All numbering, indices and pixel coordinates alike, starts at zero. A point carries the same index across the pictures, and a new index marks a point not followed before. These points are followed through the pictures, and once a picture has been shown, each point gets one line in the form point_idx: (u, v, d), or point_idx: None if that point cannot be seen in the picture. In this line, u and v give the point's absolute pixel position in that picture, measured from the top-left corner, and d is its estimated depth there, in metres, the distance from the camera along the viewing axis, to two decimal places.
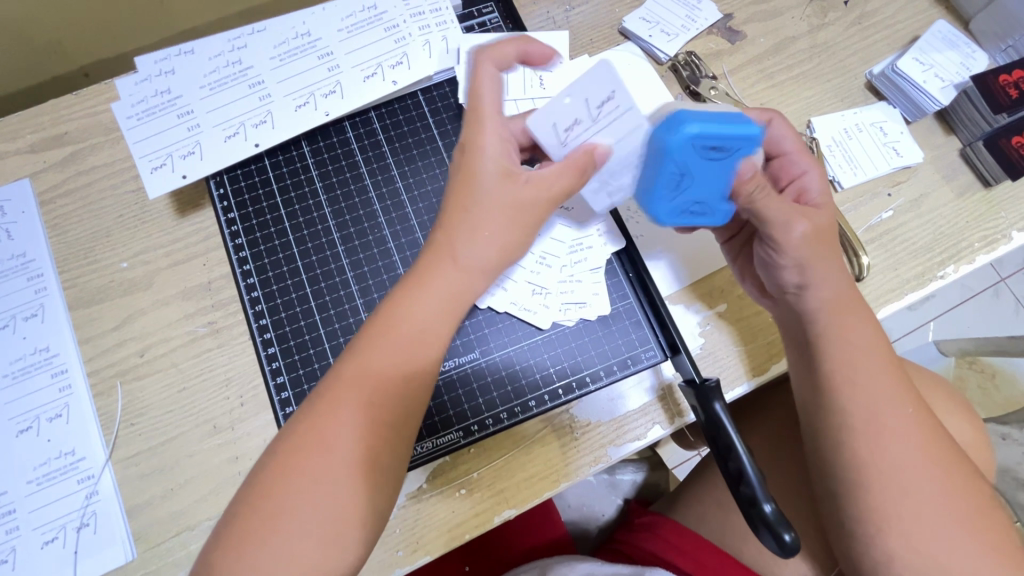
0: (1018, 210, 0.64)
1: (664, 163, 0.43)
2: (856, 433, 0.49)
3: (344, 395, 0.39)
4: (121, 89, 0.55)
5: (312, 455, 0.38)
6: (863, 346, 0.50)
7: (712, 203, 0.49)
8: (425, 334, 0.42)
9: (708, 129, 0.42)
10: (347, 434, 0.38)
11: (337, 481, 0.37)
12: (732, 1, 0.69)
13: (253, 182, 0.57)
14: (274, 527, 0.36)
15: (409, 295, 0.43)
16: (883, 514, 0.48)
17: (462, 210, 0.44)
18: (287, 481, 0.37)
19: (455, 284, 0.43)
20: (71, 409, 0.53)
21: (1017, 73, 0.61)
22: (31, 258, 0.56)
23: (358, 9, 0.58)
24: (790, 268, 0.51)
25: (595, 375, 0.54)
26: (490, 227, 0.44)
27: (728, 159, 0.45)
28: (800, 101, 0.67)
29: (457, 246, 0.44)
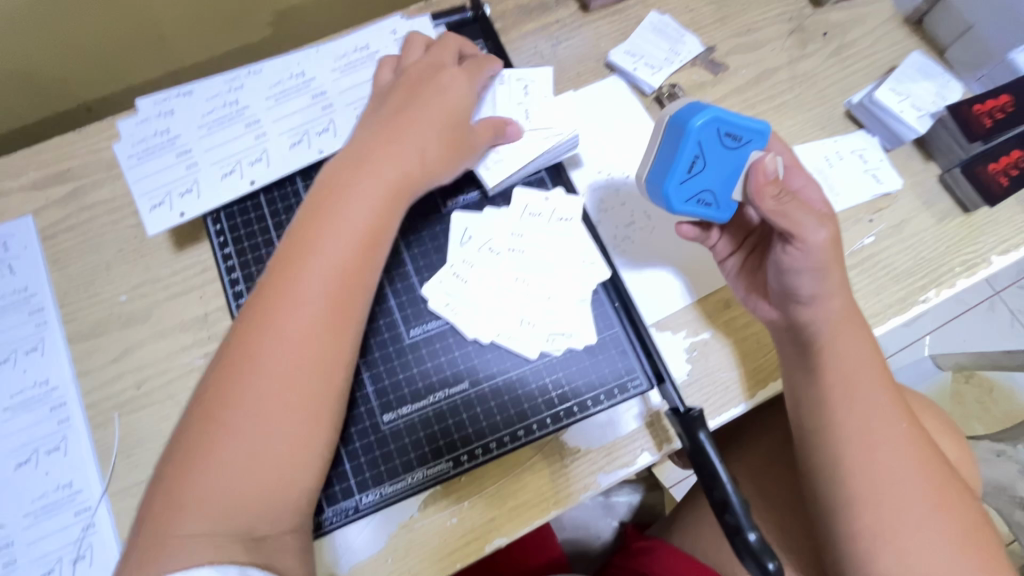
0: (997, 234, 0.65)
1: (684, 140, 0.51)
2: (853, 446, 0.51)
3: (295, 278, 0.45)
4: (122, 129, 0.56)
5: (269, 329, 0.44)
6: (857, 365, 0.52)
7: (722, 196, 0.55)
8: (365, 224, 0.47)
9: (726, 116, 0.51)
10: (301, 311, 0.44)
11: (296, 352, 0.44)
12: (714, 34, 0.71)
13: (249, 218, 0.58)
14: (243, 394, 0.42)
15: (348, 188, 0.48)
16: (878, 530, 0.49)
17: (402, 123, 0.51)
18: (252, 355, 0.43)
19: (395, 181, 0.49)
20: (68, 442, 0.54)
21: (992, 101, 0.63)
22: (33, 292, 0.58)
23: (351, 50, 0.60)
24: (807, 277, 0.52)
25: (583, 404, 0.55)
26: (425, 138, 0.51)
27: (740, 152, 0.53)
28: (781, 130, 0.69)
29: (394, 147, 0.50)
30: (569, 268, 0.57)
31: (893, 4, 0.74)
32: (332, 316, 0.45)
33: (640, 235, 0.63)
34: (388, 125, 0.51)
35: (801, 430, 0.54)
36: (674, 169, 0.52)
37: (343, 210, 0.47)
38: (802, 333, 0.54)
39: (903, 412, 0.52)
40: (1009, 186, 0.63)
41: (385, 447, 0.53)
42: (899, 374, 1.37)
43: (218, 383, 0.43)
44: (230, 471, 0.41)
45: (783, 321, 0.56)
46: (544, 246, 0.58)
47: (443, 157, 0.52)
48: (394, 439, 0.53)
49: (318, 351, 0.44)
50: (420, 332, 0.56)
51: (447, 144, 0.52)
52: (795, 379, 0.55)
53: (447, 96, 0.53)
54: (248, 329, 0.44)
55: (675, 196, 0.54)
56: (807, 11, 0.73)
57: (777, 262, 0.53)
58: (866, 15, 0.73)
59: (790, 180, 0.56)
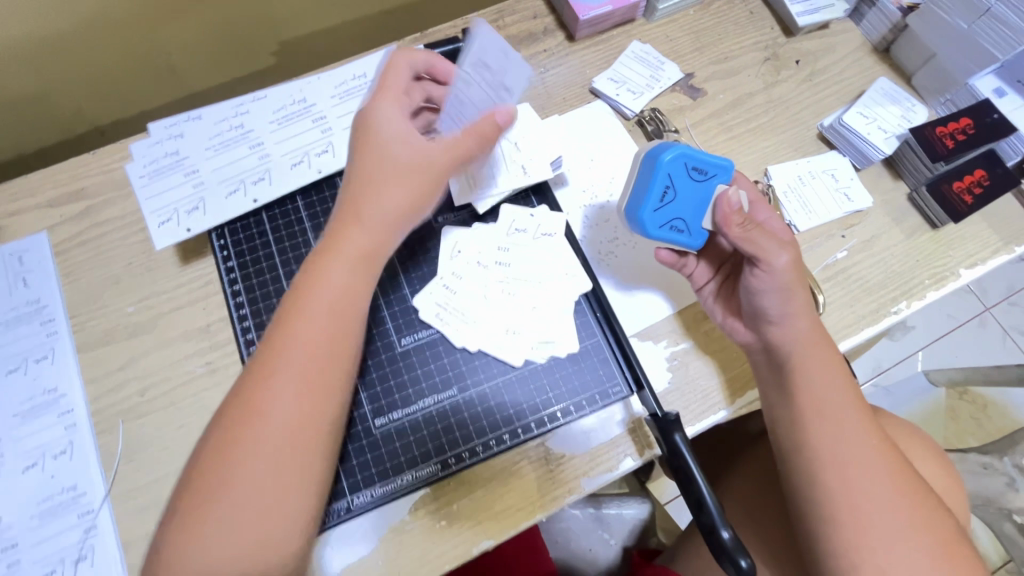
0: (964, 249, 0.68)
1: (654, 173, 0.56)
2: (826, 462, 0.52)
3: (272, 362, 0.45)
4: (134, 151, 0.60)
5: (250, 412, 0.44)
6: (826, 383, 0.54)
7: (693, 224, 0.58)
8: (337, 291, 0.47)
9: (692, 153, 0.56)
10: (282, 389, 0.44)
11: (282, 420, 0.44)
12: (693, 62, 0.76)
13: (251, 234, 0.61)
14: (231, 476, 0.43)
15: (320, 261, 0.48)
16: (856, 546, 0.49)
17: (365, 179, 0.49)
18: (238, 436, 0.43)
19: (365, 242, 0.49)
20: (74, 446, 0.56)
21: (954, 124, 0.67)
22: (45, 304, 0.61)
23: (350, 78, 0.64)
24: (773, 296, 0.54)
25: (565, 410, 0.58)
26: (389, 186, 0.49)
27: (707, 185, 0.57)
28: (757, 151, 0.72)
29: (360, 207, 0.49)
30: (554, 280, 0.61)
31: (862, 33, 0.78)
32: (313, 389, 0.45)
33: (618, 257, 0.66)
34: (350, 182, 0.50)
35: (778, 447, 0.56)
36: (646, 197, 0.56)
37: (315, 282, 0.47)
38: (773, 352, 0.56)
39: (872, 427, 0.53)
40: (973, 203, 0.67)
41: (377, 450, 0.55)
42: (893, 390, 1.38)
43: (207, 462, 0.43)
44: (226, 544, 0.42)
45: (758, 341, 0.58)
46: (531, 261, 0.61)
47: (412, 203, 0.50)
48: (385, 442, 0.56)
49: (300, 425, 0.44)
50: (411, 341, 0.59)
51: (414, 186, 0.50)
52: (771, 396, 0.57)
53: (402, 131, 0.51)
54: (231, 413, 0.44)
55: (649, 221, 0.57)
56: (781, 41, 0.77)
57: (748, 286, 0.56)
58: (837, 44, 0.77)
59: (755, 214, 0.57)
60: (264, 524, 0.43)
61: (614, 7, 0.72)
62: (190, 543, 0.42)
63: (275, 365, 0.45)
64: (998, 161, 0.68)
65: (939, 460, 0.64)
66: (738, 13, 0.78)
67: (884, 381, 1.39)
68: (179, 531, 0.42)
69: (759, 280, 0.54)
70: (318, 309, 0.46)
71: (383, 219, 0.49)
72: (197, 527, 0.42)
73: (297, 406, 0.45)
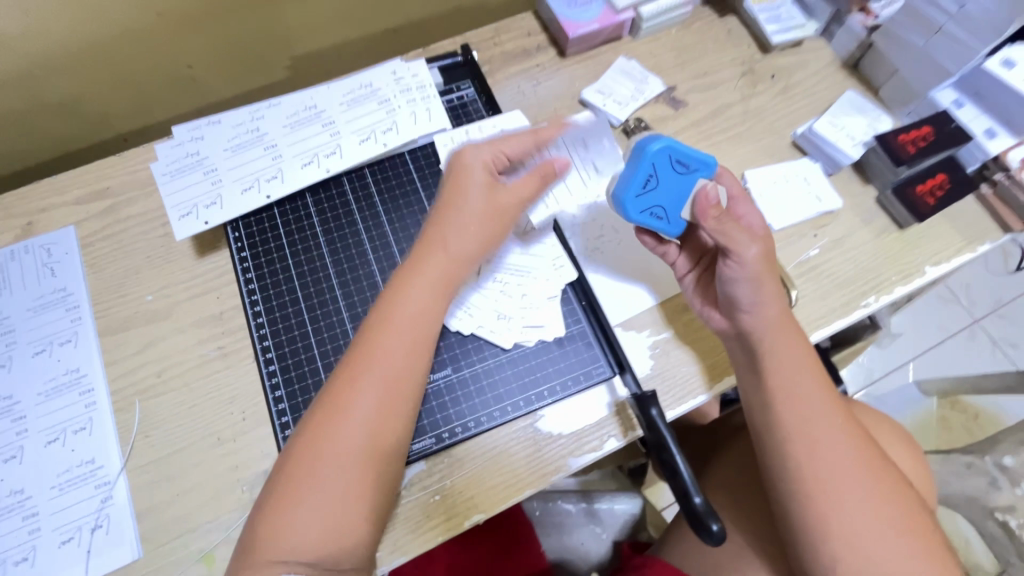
0: (929, 248, 0.73)
1: (641, 161, 0.60)
2: (795, 442, 0.56)
3: (363, 365, 0.52)
4: (159, 152, 0.66)
5: (341, 409, 0.50)
6: (793, 365, 0.58)
7: (672, 214, 0.62)
8: (420, 314, 0.55)
9: (676, 146, 0.59)
10: (369, 390, 0.51)
11: (368, 416, 0.50)
12: (676, 76, 0.82)
13: (264, 228, 0.67)
14: (320, 459, 0.49)
15: (405, 285, 0.55)
16: (824, 518, 0.53)
17: (449, 217, 0.58)
18: (331, 429, 0.50)
19: (446, 271, 0.56)
20: (93, 423, 0.60)
21: (915, 132, 0.72)
22: (71, 292, 0.66)
23: (356, 87, 0.70)
24: (746, 284, 0.58)
25: (552, 389, 0.62)
26: (472, 224, 0.58)
27: (688, 179, 0.61)
28: (735, 158, 0.78)
29: (444, 241, 0.57)
30: (543, 272, 0.66)
31: (833, 50, 0.84)
32: (397, 395, 0.52)
33: (610, 247, 0.69)
34: (438, 220, 0.58)
35: (753, 428, 0.59)
36: (629, 183, 0.60)
37: (400, 302, 0.54)
38: (744, 338, 0.60)
39: (838, 408, 0.57)
40: (935, 205, 0.71)
41: None
42: (884, 400, 1.39)
43: (299, 449, 0.49)
44: (309, 519, 0.47)
45: (731, 328, 0.61)
46: (523, 255, 0.67)
47: (488, 239, 0.58)
48: None
49: (382, 423, 0.51)
50: None
51: (490, 225, 0.59)
52: (748, 381, 0.60)
53: (480, 176, 0.59)
54: (323, 409, 0.51)
55: (630, 207, 0.62)
56: (758, 57, 0.83)
57: (721, 274, 0.60)
58: (809, 60, 0.83)
59: (735, 209, 0.62)
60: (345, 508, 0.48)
61: (601, 26, 0.79)
62: (281, 519, 0.47)
63: (364, 372, 0.51)
64: (958, 167, 0.73)
65: (902, 449, 0.69)
66: (717, 31, 0.84)
67: (876, 390, 1.41)
68: (271, 505, 0.48)
69: (734, 268, 0.58)
70: (404, 326, 0.53)
71: (461, 250, 0.57)
72: (289, 502, 0.47)
73: (379, 407, 0.51)
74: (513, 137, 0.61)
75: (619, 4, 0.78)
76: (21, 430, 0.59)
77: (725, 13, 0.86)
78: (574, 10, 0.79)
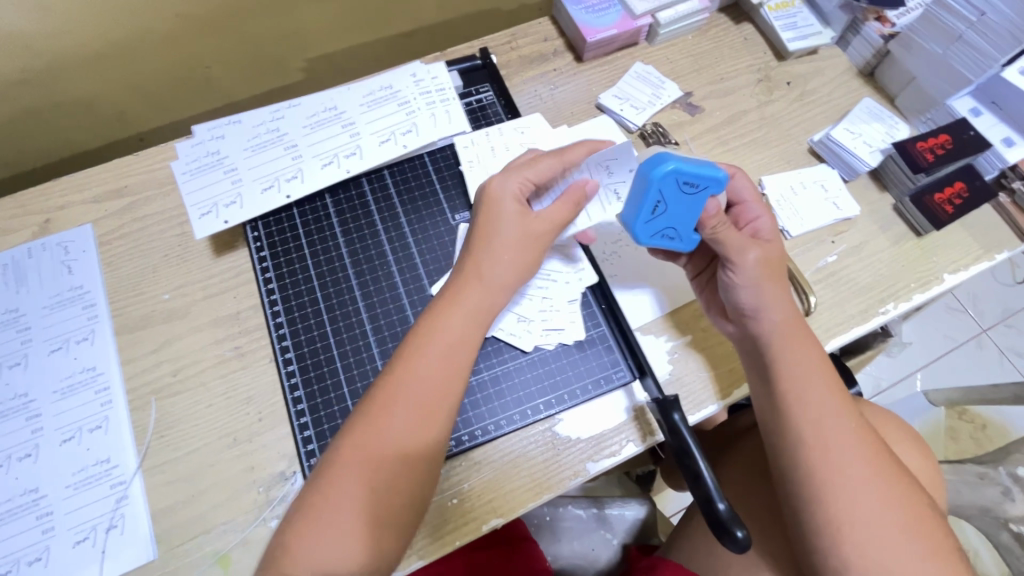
0: (947, 256, 0.73)
1: (648, 187, 0.57)
2: (807, 443, 0.54)
3: (395, 392, 0.51)
4: (179, 151, 0.66)
5: (373, 437, 0.49)
6: (806, 369, 0.56)
7: (685, 233, 0.60)
8: (454, 343, 0.53)
9: (685, 168, 0.56)
10: (402, 418, 0.50)
11: (396, 444, 0.49)
12: (692, 82, 0.82)
13: (283, 227, 0.67)
14: (343, 481, 0.48)
15: (441, 312, 0.54)
16: (837, 522, 0.51)
17: (484, 242, 0.57)
18: (357, 452, 0.49)
19: (481, 301, 0.55)
20: (109, 422, 0.60)
21: (933, 140, 0.72)
22: (87, 290, 0.65)
23: (377, 89, 0.71)
24: (747, 291, 0.58)
25: (572, 393, 0.62)
26: (507, 251, 0.56)
27: (699, 197, 0.58)
28: (752, 164, 0.77)
29: (481, 271, 0.56)
30: (563, 274, 0.66)
31: (849, 59, 0.84)
32: (432, 424, 0.51)
33: (620, 260, 0.70)
34: (472, 247, 0.57)
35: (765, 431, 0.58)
36: (638, 209, 0.58)
37: (435, 330, 0.53)
38: (752, 343, 0.59)
39: (850, 411, 0.55)
40: (954, 212, 0.71)
41: None
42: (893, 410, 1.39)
43: (327, 468, 0.49)
44: (330, 538, 0.46)
45: (738, 332, 0.61)
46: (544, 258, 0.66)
47: (523, 267, 0.57)
48: None
49: (413, 450, 0.50)
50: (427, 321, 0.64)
51: (525, 254, 0.57)
52: (759, 385, 0.59)
53: (515, 203, 0.58)
54: (352, 431, 0.50)
55: (641, 231, 0.60)
56: (774, 64, 0.84)
57: (723, 283, 0.60)
58: (825, 68, 0.84)
59: (744, 214, 0.62)
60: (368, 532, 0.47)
61: (618, 31, 0.79)
62: (301, 536, 0.46)
63: (398, 399, 0.50)
64: (977, 175, 0.73)
65: (919, 457, 0.68)
66: (733, 38, 0.85)
67: (884, 400, 1.38)
68: (294, 518, 0.48)
69: (731, 275, 0.58)
70: (440, 356, 0.52)
71: (495, 279, 0.56)
72: (311, 520, 0.47)
73: (410, 436, 0.50)
74: (539, 160, 0.60)
75: (637, 10, 0.78)
76: (36, 428, 0.59)
77: (741, 20, 0.86)
78: (591, 15, 0.79)
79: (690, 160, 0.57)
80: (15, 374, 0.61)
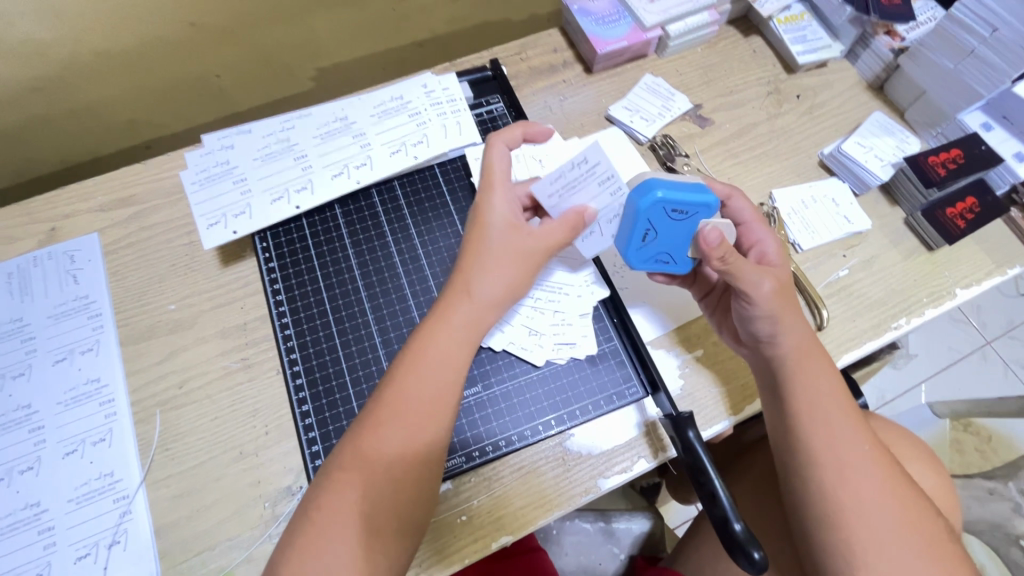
0: (959, 271, 0.72)
1: (635, 218, 0.56)
2: (822, 463, 0.52)
3: (387, 412, 0.49)
4: (188, 160, 0.66)
5: (365, 459, 0.47)
6: (818, 388, 0.55)
7: (679, 256, 0.59)
8: (443, 360, 0.51)
9: (672, 195, 0.54)
10: (392, 442, 0.48)
11: (389, 465, 0.47)
12: (702, 94, 0.82)
13: (292, 238, 0.67)
14: (336, 509, 0.45)
15: (432, 330, 0.52)
16: (850, 546, 0.50)
17: (475, 258, 0.54)
18: (350, 474, 0.47)
19: (471, 316, 0.53)
20: (113, 434, 0.59)
21: (945, 155, 0.72)
22: (93, 300, 0.64)
23: (388, 100, 0.70)
24: (763, 320, 0.56)
25: (584, 408, 0.61)
26: (497, 267, 0.54)
27: (688, 222, 0.56)
28: (763, 176, 0.77)
29: (470, 285, 0.54)
30: (574, 288, 0.66)
31: (858, 72, 0.84)
32: (420, 447, 0.49)
33: (631, 273, 0.69)
34: (462, 261, 0.55)
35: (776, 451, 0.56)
36: (628, 239, 0.57)
37: (426, 347, 0.51)
38: (767, 365, 0.58)
39: (864, 433, 0.54)
40: (965, 227, 0.71)
41: None
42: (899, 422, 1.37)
43: (322, 493, 0.46)
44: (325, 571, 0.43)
45: (752, 354, 0.60)
46: (555, 271, 0.66)
47: (512, 282, 0.54)
48: None
49: (405, 475, 0.48)
50: None
51: (515, 268, 0.54)
52: (772, 406, 0.57)
53: (506, 218, 0.56)
54: (344, 456, 0.48)
55: (634, 258, 0.59)
56: (783, 76, 0.84)
57: (738, 310, 0.58)
58: (834, 81, 0.83)
59: (749, 234, 0.61)
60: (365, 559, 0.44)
61: (628, 43, 0.79)
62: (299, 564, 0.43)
63: (389, 423, 0.48)
64: (988, 190, 0.73)
65: (931, 474, 0.67)
66: (742, 51, 0.85)
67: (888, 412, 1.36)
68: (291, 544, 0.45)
69: (747, 307, 0.56)
70: (430, 378, 0.50)
71: (487, 296, 0.53)
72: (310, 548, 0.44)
73: (401, 461, 0.48)
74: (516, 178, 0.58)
75: (647, 22, 0.78)
76: (39, 440, 0.58)
77: (751, 33, 0.86)
78: (602, 27, 0.79)
79: (676, 185, 0.55)
80: (19, 386, 0.60)
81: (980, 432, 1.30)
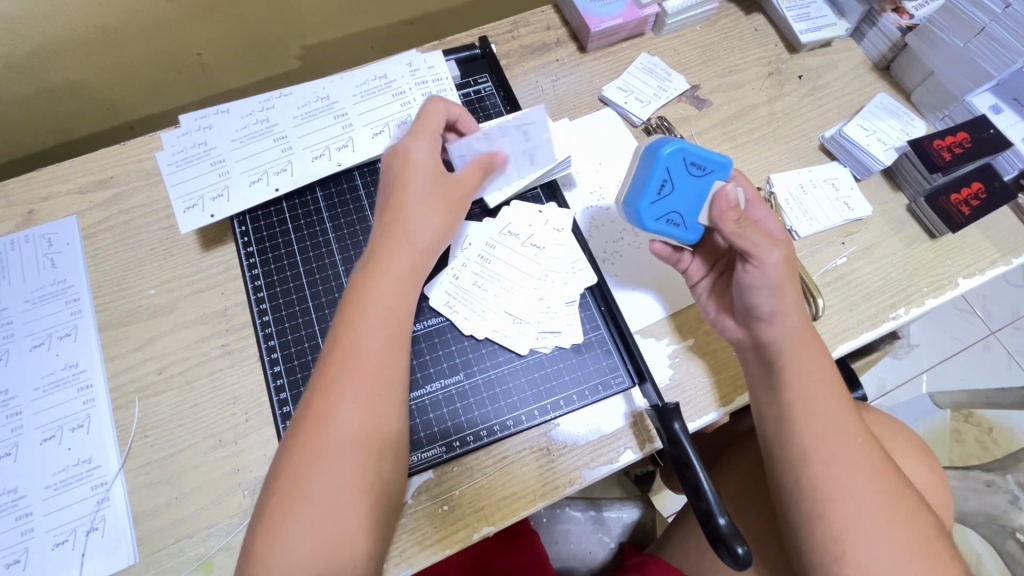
0: (962, 259, 0.70)
1: (654, 166, 0.55)
2: (810, 457, 0.50)
3: (334, 372, 0.48)
4: (165, 141, 0.64)
5: (322, 420, 0.46)
6: (812, 381, 0.53)
7: (688, 220, 0.58)
8: (386, 308, 0.51)
9: (691, 148, 0.55)
10: (349, 399, 0.47)
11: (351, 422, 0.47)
12: (699, 75, 0.79)
13: (271, 222, 0.65)
14: (312, 475, 0.45)
15: (370, 280, 0.52)
16: (839, 544, 0.48)
17: (401, 205, 0.55)
18: (312, 443, 0.46)
19: (412, 262, 0.54)
20: (91, 421, 0.58)
21: (950, 138, 0.69)
22: (71, 284, 0.63)
23: (371, 79, 0.68)
24: (766, 292, 0.54)
25: (568, 398, 0.60)
26: (432, 211, 0.56)
27: (704, 180, 0.57)
28: (761, 160, 0.75)
29: (407, 232, 0.55)
30: (559, 273, 0.64)
31: (863, 52, 0.81)
32: (376, 404, 0.48)
33: (622, 259, 0.67)
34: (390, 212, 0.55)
35: (765, 444, 0.55)
36: (642, 194, 0.56)
37: (367, 300, 0.51)
38: (765, 349, 0.55)
39: (857, 426, 0.52)
40: (969, 214, 0.68)
41: None
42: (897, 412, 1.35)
43: (290, 458, 0.46)
44: (313, 535, 0.44)
45: (749, 337, 0.57)
46: (541, 257, 0.64)
47: (446, 224, 0.56)
48: None
49: (374, 426, 0.47)
50: (422, 328, 0.62)
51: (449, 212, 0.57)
52: (762, 399, 0.56)
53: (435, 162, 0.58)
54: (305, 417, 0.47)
55: (646, 214, 0.57)
56: (785, 56, 0.80)
57: (740, 280, 0.56)
58: (838, 61, 0.80)
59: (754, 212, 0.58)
60: (342, 517, 0.45)
61: (624, 20, 0.75)
62: (275, 544, 0.43)
63: (343, 380, 0.48)
64: (995, 174, 0.70)
65: (926, 467, 0.66)
66: (743, 30, 0.81)
67: (888, 402, 1.29)
68: (265, 529, 0.44)
69: (753, 273, 0.54)
70: (374, 329, 0.50)
71: (421, 238, 0.55)
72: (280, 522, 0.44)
73: (366, 412, 0.47)
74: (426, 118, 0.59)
75: None
76: (16, 426, 0.57)
77: (752, 11, 0.83)
78: (595, 3, 0.76)
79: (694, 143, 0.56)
80: None
81: (981, 424, 1.27)
